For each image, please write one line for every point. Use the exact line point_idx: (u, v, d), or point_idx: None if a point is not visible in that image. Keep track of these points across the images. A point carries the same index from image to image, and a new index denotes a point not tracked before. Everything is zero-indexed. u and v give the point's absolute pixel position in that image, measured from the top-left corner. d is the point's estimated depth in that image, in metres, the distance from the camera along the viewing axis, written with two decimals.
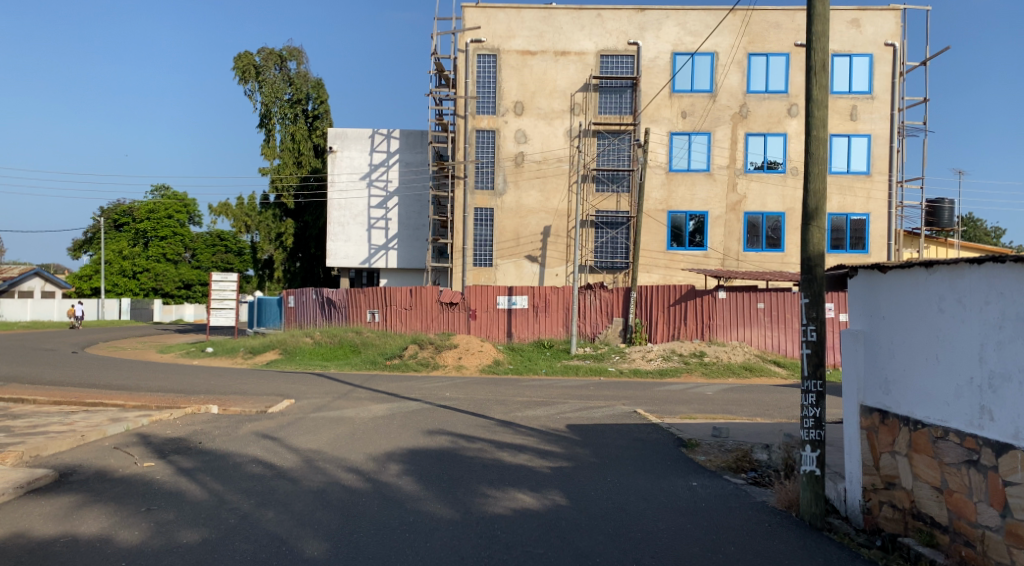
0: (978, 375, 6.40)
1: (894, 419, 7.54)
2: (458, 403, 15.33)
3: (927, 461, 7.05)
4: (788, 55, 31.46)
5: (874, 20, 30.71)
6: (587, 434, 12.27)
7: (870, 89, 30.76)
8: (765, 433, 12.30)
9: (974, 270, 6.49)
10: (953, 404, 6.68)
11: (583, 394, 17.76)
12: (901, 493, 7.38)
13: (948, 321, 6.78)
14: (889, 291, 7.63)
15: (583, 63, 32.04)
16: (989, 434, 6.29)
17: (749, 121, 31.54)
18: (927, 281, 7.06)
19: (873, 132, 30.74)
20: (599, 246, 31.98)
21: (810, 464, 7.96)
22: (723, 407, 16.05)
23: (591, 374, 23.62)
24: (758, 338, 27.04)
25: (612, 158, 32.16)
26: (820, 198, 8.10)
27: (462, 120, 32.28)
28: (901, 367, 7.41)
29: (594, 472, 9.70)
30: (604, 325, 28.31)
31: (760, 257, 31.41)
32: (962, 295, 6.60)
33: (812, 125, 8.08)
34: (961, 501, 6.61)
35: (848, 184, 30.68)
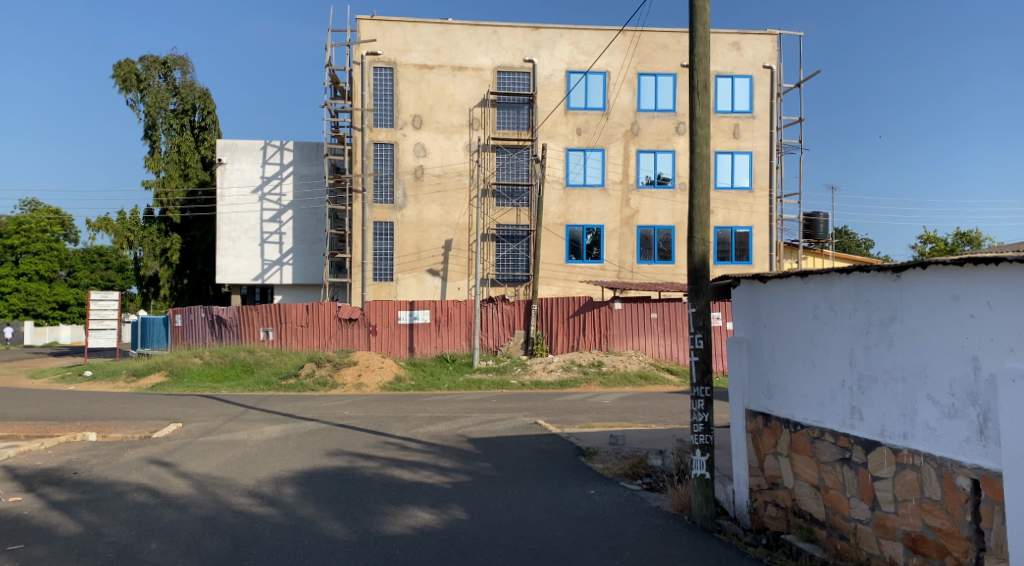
0: (849, 377, 6.85)
1: (776, 421, 7.97)
2: (357, 421, 15.06)
3: (805, 461, 7.47)
4: (674, 75, 32.71)
5: (753, 44, 32.36)
6: (488, 447, 12.36)
7: (750, 108, 32.32)
8: (659, 439, 12.70)
9: (843, 279, 6.92)
10: (827, 406, 7.13)
11: (485, 407, 17.83)
12: (784, 492, 7.80)
13: (821, 327, 7.23)
14: (769, 301, 8.08)
15: (480, 78, 32.35)
16: (858, 432, 6.72)
17: (640, 138, 32.52)
18: (802, 290, 7.50)
19: (754, 150, 32.27)
20: (499, 259, 32.22)
21: (700, 468, 8.28)
22: (621, 415, 16.44)
23: (493, 388, 23.65)
24: (652, 347, 27.87)
25: (511, 172, 32.65)
26: (705, 212, 8.43)
27: (359, 132, 31.90)
28: (781, 373, 7.86)
29: (494, 485, 9.78)
30: (506, 337, 28.51)
31: (653, 269, 32.37)
32: (833, 303, 7.05)
33: (695, 143, 8.43)
34: (836, 498, 7.02)
35: (732, 200, 32.10)
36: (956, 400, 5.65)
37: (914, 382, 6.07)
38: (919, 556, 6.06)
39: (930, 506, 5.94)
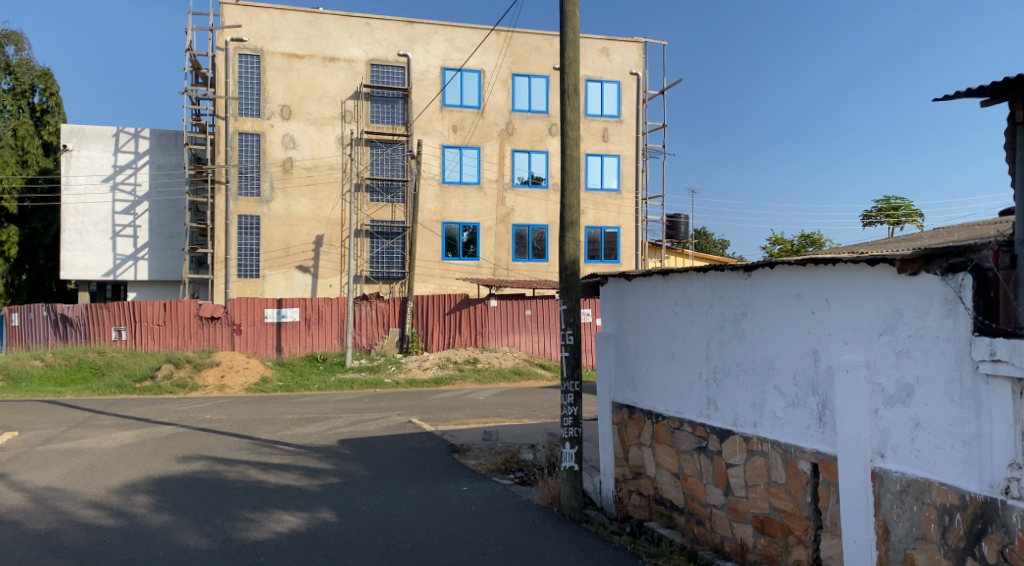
0: (705, 370, 7.20)
1: (640, 413, 8.27)
2: (219, 424, 14.44)
3: (666, 450, 7.79)
4: (547, 78, 33.34)
5: (621, 50, 33.44)
6: (359, 448, 12.15)
7: (618, 113, 33.36)
8: (531, 433, 12.91)
9: (700, 278, 7.26)
10: (686, 398, 7.46)
11: (357, 407, 17.53)
12: (646, 481, 8.11)
13: (681, 323, 7.56)
14: (633, 298, 8.38)
15: (352, 71, 31.76)
16: (713, 422, 7.08)
17: (514, 138, 32.90)
18: (664, 287, 7.82)
19: (622, 153, 33.36)
20: (373, 256, 31.73)
21: (570, 460, 8.47)
22: (494, 411, 16.60)
23: (366, 387, 23.26)
24: (526, 343, 28.30)
25: (386, 168, 32.23)
26: (575, 212, 8.62)
27: (222, 121, 30.59)
28: (644, 366, 8.16)
29: (365, 486, 9.62)
30: (380, 335, 28.13)
31: (527, 266, 32.82)
32: (692, 300, 7.39)
33: (566, 144, 8.60)
34: (694, 485, 7.35)
35: (601, 201, 33.03)
36: (799, 390, 6.04)
37: (763, 373, 6.44)
38: (766, 536, 6.42)
39: (777, 489, 6.28)
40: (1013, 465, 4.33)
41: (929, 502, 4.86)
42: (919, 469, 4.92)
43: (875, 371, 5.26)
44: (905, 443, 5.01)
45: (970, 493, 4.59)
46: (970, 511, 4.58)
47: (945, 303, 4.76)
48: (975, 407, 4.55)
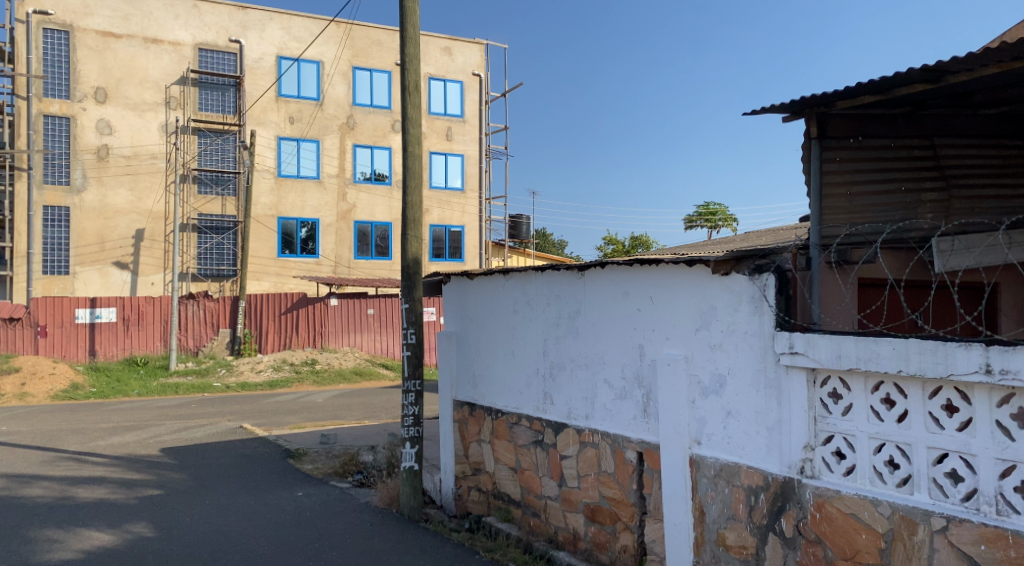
0: (542, 366, 7.39)
1: (479, 410, 8.36)
2: (20, 437, 13.15)
3: (505, 446, 7.93)
4: (389, 73, 33.06)
5: (463, 51, 33.69)
6: (183, 456, 11.48)
7: (461, 113, 33.57)
8: (371, 435, 12.73)
9: (538, 277, 7.45)
10: (523, 393, 7.63)
11: (183, 413, 16.56)
12: (485, 477, 8.22)
13: (520, 321, 7.73)
14: (475, 297, 8.46)
15: (178, 54, 29.97)
16: (549, 416, 7.28)
17: (355, 133, 32.30)
18: (504, 285, 7.96)
19: (466, 153, 33.60)
20: (202, 252, 30.08)
21: (410, 460, 8.42)
22: (332, 414, 16.21)
23: (193, 392, 22.00)
24: (367, 343, 27.91)
25: (216, 159, 30.63)
26: (417, 210, 8.57)
27: (24, 101, 27.93)
28: (484, 363, 8.27)
29: (190, 496, 9.11)
30: (208, 336, 26.72)
31: (370, 264, 32.25)
32: (530, 298, 7.56)
33: (408, 142, 8.54)
34: (530, 478, 7.53)
35: (446, 199, 33.08)
36: (627, 383, 6.33)
37: (594, 368, 6.70)
38: (596, 524, 6.66)
39: (606, 478, 6.54)
40: (806, 447, 4.76)
41: (738, 484, 5.23)
42: (730, 454, 5.30)
43: (693, 364, 5.61)
44: (718, 431, 5.38)
45: (772, 474, 4.98)
46: (772, 490, 4.98)
47: (752, 301, 5.15)
48: (777, 396, 4.95)
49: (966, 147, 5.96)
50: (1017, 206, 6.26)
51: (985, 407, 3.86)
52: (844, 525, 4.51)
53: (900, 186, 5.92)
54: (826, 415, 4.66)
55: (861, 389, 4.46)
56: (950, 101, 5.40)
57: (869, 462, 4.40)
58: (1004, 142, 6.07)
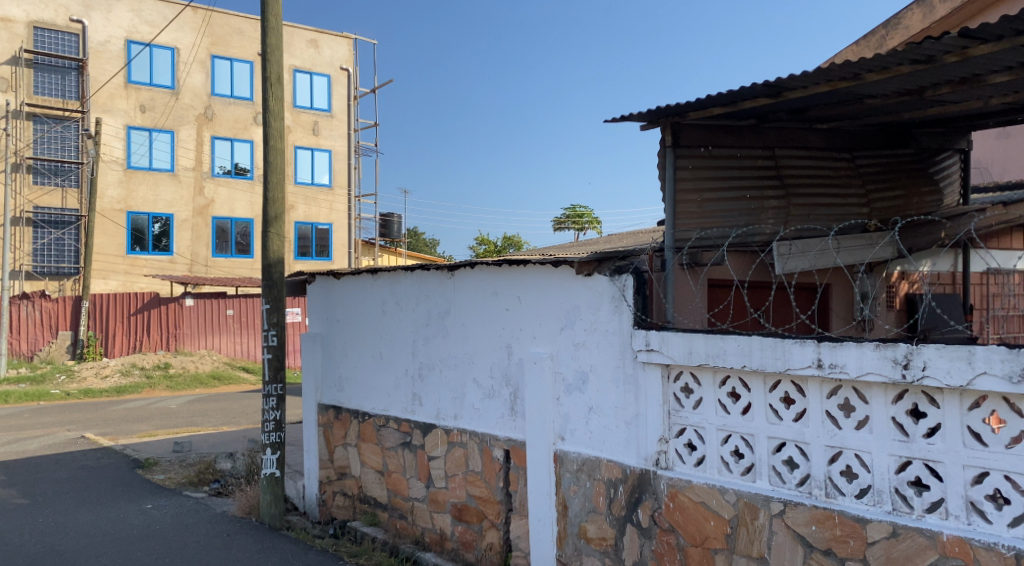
0: (411, 366, 7.36)
1: (345, 413, 8.22)
2: None
3: (371, 448, 7.83)
4: (251, 63, 31.89)
5: (330, 44, 32.94)
6: (15, 471, 10.58)
7: (329, 107, 32.80)
8: (229, 442, 12.22)
9: (406, 276, 7.41)
10: (391, 395, 7.57)
11: (16, 424, 15.25)
12: (351, 481, 8.10)
13: (388, 321, 7.66)
14: (341, 296, 8.31)
15: (9, 32, 27.60)
16: (417, 417, 7.25)
17: (214, 124, 30.88)
18: (371, 285, 7.86)
19: (333, 148, 32.88)
20: (39, 248, 27.83)
21: (271, 466, 8.15)
22: (187, 421, 15.43)
23: (27, 400, 20.29)
24: (226, 345, 26.79)
25: (55, 148, 28.40)
26: (279, 206, 8.29)
27: None
28: (350, 365, 8.14)
29: (21, 514, 8.41)
30: (46, 340, 24.86)
31: (229, 262, 30.94)
32: (398, 298, 7.51)
33: (270, 135, 8.23)
34: (397, 480, 7.47)
35: (312, 196, 32.23)
36: (495, 382, 6.41)
37: (463, 367, 6.74)
38: (463, 523, 6.71)
39: (473, 478, 6.59)
40: (662, 439, 4.99)
41: (599, 477, 5.41)
42: (592, 449, 5.48)
43: (557, 362, 5.76)
44: (581, 427, 5.56)
45: (629, 467, 5.19)
46: (630, 482, 5.18)
47: (613, 300, 5.34)
48: (635, 391, 5.17)
49: (801, 157, 6.44)
50: (845, 213, 6.79)
51: (817, 398, 4.19)
52: (694, 513, 4.76)
53: (746, 193, 6.21)
54: (680, 408, 4.92)
55: (710, 384, 4.74)
56: (788, 115, 5.85)
57: (718, 452, 4.68)
58: (832, 155, 6.60)
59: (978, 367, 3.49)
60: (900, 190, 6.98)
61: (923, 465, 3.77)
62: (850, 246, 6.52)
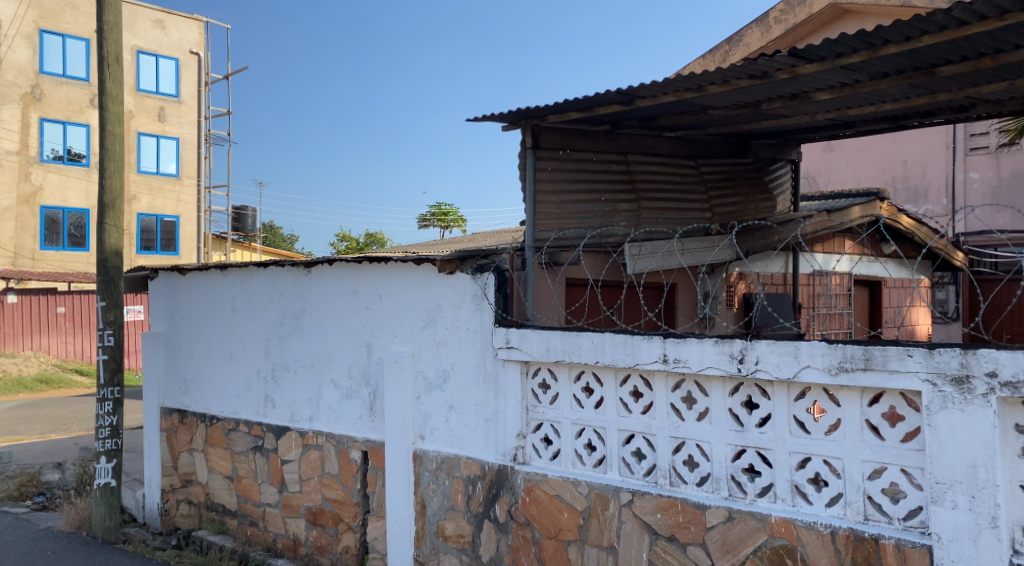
0: (263, 367, 7.09)
1: (192, 417, 7.81)
2: None
3: (220, 453, 7.48)
4: (87, 42, 28.73)
5: (177, 24, 29.89)
6: None
7: (176, 93, 29.92)
8: (57, 450, 11.28)
9: (259, 273, 7.13)
10: (242, 397, 7.26)
11: None
12: (197, 488, 7.72)
13: (239, 320, 7.34)
14: (188, 294, 7.88)
15: None
16: (270, 420, 6.99)
17: (42, 105, 27.51)
18: (221, 282, 7.51)
19: (182, 136, 30.00)
20: None
21: (106, 476, 7.59)
22: (7, 429, 14.07)
23: None
24: (56, 346, 24.84)
25: None
26: (116, 196, 7.70)
27: None
28: (198, 366, 7.74)
29: None
30: None
31: (60, 256, 27.75)
32: (251, 296, 7.22)
33: (105, 120, 7.62)
34: (248, 486, 7.19)
35: (158, 186, 29.22)
36: (353, 382, 6.29)
37: (320, 367, 6.57)
38: (317, 527, 6.55)
39: (329, 480, 6.44)
40: (520, 435, 5.07)
41: (458, 475, 5.43)
42: (450, 446, 5.50)
43: (418, 360, 5.73)
44: (441, 425, 5.56)
45: (488, 464, 5.24)
46: (488, 479, 5.24)
47: (473, 298, 5.38)
48: (495, 389, 5.23)
49: (651, 163, 6.73)
50: (691, 218, 7.15)
51: (664, 391, 4.41)
52: (549, 506, 4.87)
53: (600, 196, 6.40)
54: (537, 404, 5.04)
55: (566, 379, 4.88)
56: (638, 123, 6.13)
57: (572, 445, 4.83)
58: (679, 162, 6.94)
59: (802, 360, 3.79)
60: (739, 198, 7.45)
61: (756, 453, 4.05)
62: (694, 248, 6.95)
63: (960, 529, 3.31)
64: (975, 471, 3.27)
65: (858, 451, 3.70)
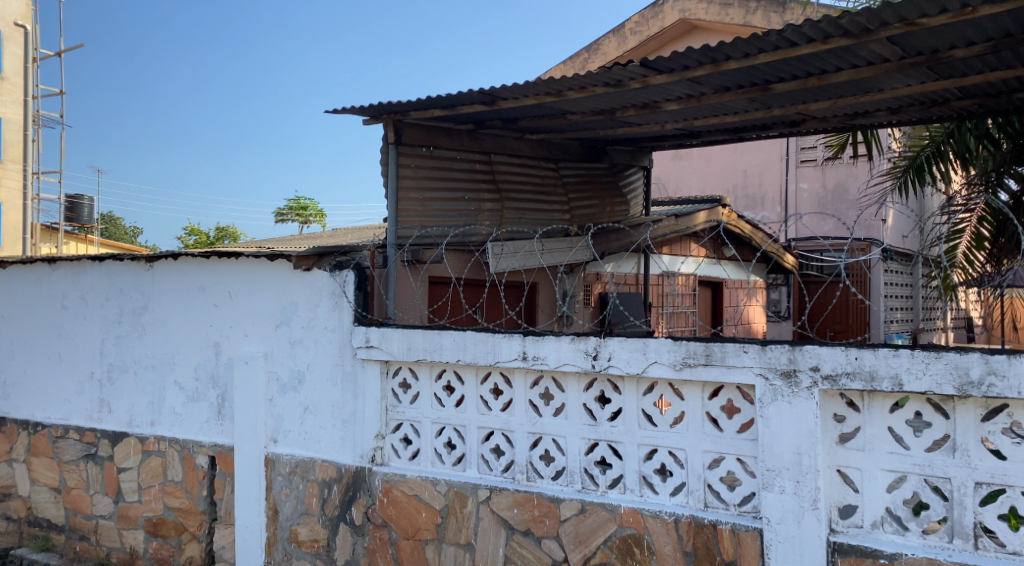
0: (98, 369, 6.62)
1: (12, 425, 7.16)
2: None
3: (45, 463, 6.91)
4: None
5: None
6: None
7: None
8: None
9: (94, 267, 6.64)
10: (73, 402, 6.74)
11: None
12: (16, 502, 7.10)
13: (71, 318, 6.81)
14: (9, 290, 7.22)
15: None
16: (106, 425, 6.53)
17: None
18: (50, 277, 6.93)
19: None
20: None
21: None
22: None
23: None
24: None
25: None
26: None
27: None
28: (21, 369, 7.11)
29: None
30: None
31: None
32: (84, 292, 6.71)
33: None
34: (78, 497, 6.68)
35: None
36: (200, 384, 5.98)
37: (162, 369, 6.21)
38: (158, 539, 6.19)
39: (171, 488, 6.10)
40: (377, 435, 5.02)
41: (312, 479, 5.29)
42: (304, 449, 5.36)
43: (271, 360, 5.54)
44: (294, 427, 5.41)
45: (344, 466, 5.14)
46: (344, 481, 5.13)
47: (332, 296, 5.26)
48: (352, 388, 5.14)
49: (513, 164, 6.82)
50: (550, 219, 7.29)
51: (522, 388, 4.50)
52: (407, 507, 4.84)
53: (464, 195, 6.43)
54: (396, 404, 5.01)
55: (427, 378, 4.87)
56: (500, 124, 6.20)
57: (431, 444, 4.83)
58: (541, 164, 7.06)
59: (650, 356, 3.99)
60: (597, 200, 7.66)
61: (607, 446, 4.21)
62: (553, 249, 7.10)
63: (787, 512, 3.58)
64: (801, 458, 3.55)
65: (700, 442, 3.93)
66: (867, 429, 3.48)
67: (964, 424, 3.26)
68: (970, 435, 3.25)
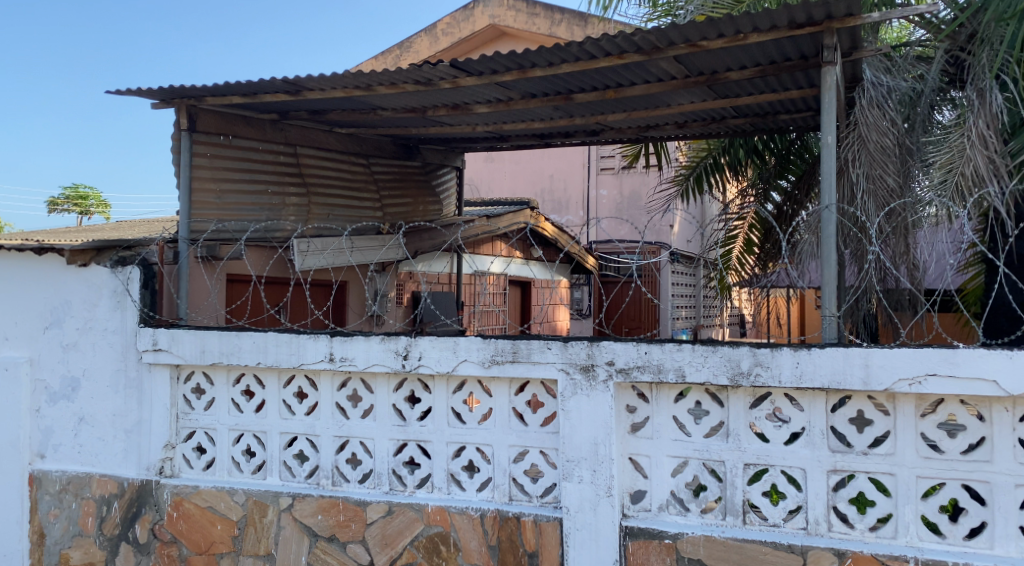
0: None
1: None
2: None
3: None
4: None
5: None
6: None
7: None
8: None
9: None
10: None
11: None
12: None
13: None
14: None
15: None
16: None
17: None
18: None
19: None
20: None
21: None
22: None
23: None
24: None
25: None
26: None
27: None
28: None
29: None
30: None
31: None
32: None
33: None
34: None
35: None
36: None
37: None
38: None
39: None
40: (167, 445, 4.70)
41: (88, 496, 4.86)
42: (79, 464, 4.91)
43: (38, 367, 5.02)
44: (67, 441, 4.94)
45: (126, 480, 4.76)
46: (126, 497, 4.74)
47: (114, 295, 4.85)
48: (137, 395, 4.76)
49: (320, 157, 6.62)
50: (360, 216, 7.16)
51: (329, 390, 4.39)
52: (199, 520, 4.56)
53: (267, 187, 6.21)
54: (189, 411, 4.71)
55: (223, 383, 4.63)
56: (307, 115, 6.03)
57: (228, 453, 4.59)
58: (349, 158, 6.91)
59: (460, 355, 4.03)
60: (409, 199, 7.61)
61: (416, 446, 4.21)
62: (364, 246, 6.97)
63: (583, 500, 3.76)
64: (597, 448, 3.74)
65: (505, 437, 4.03)
66: (654, 419, 3.73)
67: (737, 411, 3.58)
68: (740, 420, 3.58)
